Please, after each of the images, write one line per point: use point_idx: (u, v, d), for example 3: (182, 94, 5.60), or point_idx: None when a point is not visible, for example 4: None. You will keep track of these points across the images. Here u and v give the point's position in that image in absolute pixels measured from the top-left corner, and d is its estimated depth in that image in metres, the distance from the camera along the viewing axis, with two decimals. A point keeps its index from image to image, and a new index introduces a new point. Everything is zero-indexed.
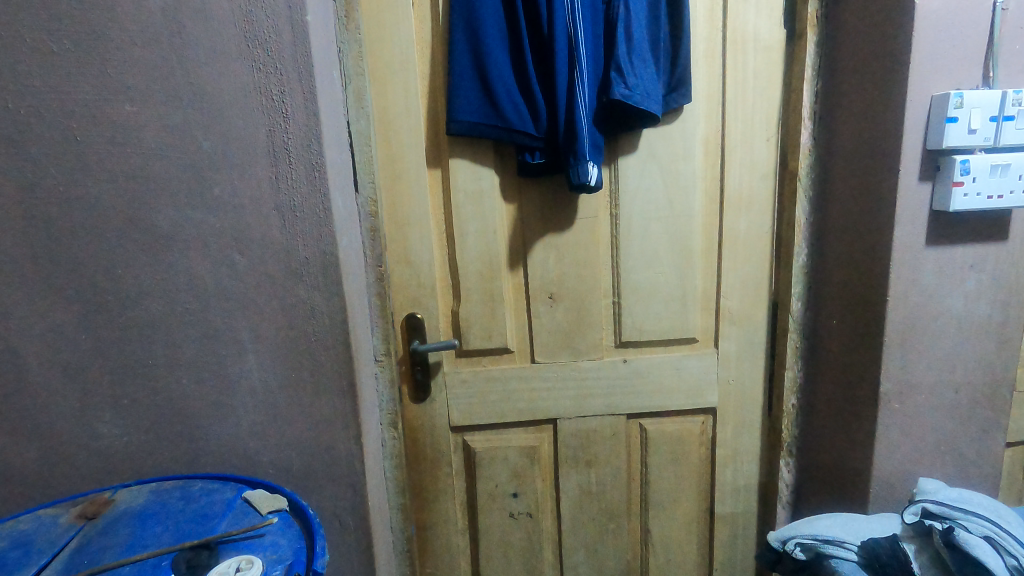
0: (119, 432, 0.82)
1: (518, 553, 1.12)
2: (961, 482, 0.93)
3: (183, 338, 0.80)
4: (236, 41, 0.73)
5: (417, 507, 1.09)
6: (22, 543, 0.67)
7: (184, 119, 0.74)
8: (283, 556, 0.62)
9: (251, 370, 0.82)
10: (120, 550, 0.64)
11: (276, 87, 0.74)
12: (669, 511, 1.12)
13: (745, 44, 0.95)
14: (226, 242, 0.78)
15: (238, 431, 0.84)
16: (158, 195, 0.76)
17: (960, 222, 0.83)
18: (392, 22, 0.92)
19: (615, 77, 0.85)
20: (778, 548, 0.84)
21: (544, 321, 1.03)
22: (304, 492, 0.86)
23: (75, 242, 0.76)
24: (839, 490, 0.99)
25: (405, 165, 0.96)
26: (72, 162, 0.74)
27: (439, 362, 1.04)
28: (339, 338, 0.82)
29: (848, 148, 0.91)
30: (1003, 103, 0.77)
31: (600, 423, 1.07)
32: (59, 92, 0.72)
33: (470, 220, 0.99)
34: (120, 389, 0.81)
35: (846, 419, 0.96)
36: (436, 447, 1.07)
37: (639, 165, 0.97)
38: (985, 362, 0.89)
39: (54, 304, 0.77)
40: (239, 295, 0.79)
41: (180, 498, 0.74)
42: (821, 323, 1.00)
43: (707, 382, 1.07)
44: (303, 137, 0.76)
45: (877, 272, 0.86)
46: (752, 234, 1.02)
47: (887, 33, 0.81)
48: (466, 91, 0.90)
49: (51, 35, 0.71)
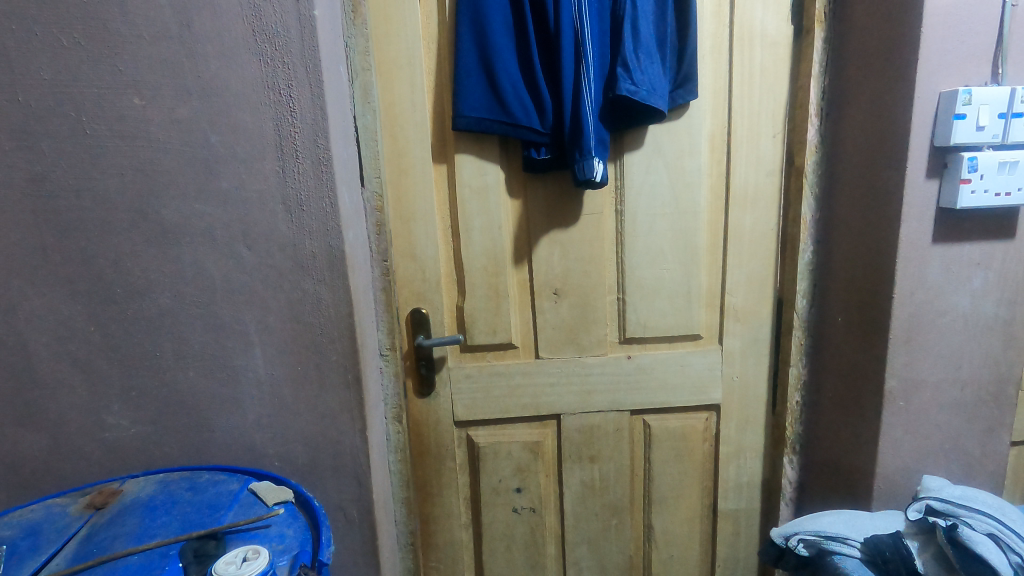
0: (126, 424, 0.83)
1: (521, 547, 1.13)
2: (966, 481, 0.93)
3: (191, 331, 0.81)
4: (244, 35, 0.73)
5: (421, 501, 1.10)
6: (32, 531, 0.68)
7: (192, 113, 0.75)
8: (289, 545, 0.63)
9: (257, 363, 0.83)
10: (129, 539, 0.65)
11: (284, 81, 0.75)
12: (672, 508, 1.13)
13: (752, 40, 0.95)
14: (233, 235, 0.78)
15: (244, 423, 0.84)
16: (167, 188, 0.76)
17: (967, 220, 0.83)
18: (399, 17, 0.93)
19: (621, 73, 0.85)
20: (781, 544, 0.84)
21: (549, 317, 1.03)
22: (310, 484, 0.87)
23: (85, 234, 0.77)
24: (842, 487, 0.99)
25: (412, 160, 0.97)
26: (83, 156, 0.74)
27: (444, 357, 1.05)
28: (344, 331, 0.83)
29: (854, 144, 0.90)
30: (1012, 99, 0.77)
31: (604, 418, 1.08)
32: (69, 85, 0.73)
33: (476, 215, 0.99)
34: (128, 380, 0.82)
35: (850, 416, 0.96)
36: (439, 441, 1.08)
37: (644, 162, 0.98)
38: (991, 361, 0.88)
39: (62, 295, 0.78)
40: (245, 288, 0.80)
41: (187, 489, 0.75)
42: (826, 321, 1.00)
43: (710, 379, 1.07)
44: (310, 131, 0.76)
45: (883, 268, 0.86)
46: (758, 231, 1.02)
47: (895, 29, 0.81)
48: (471, 87, 0.91)
49: (61, 28, 0.71)
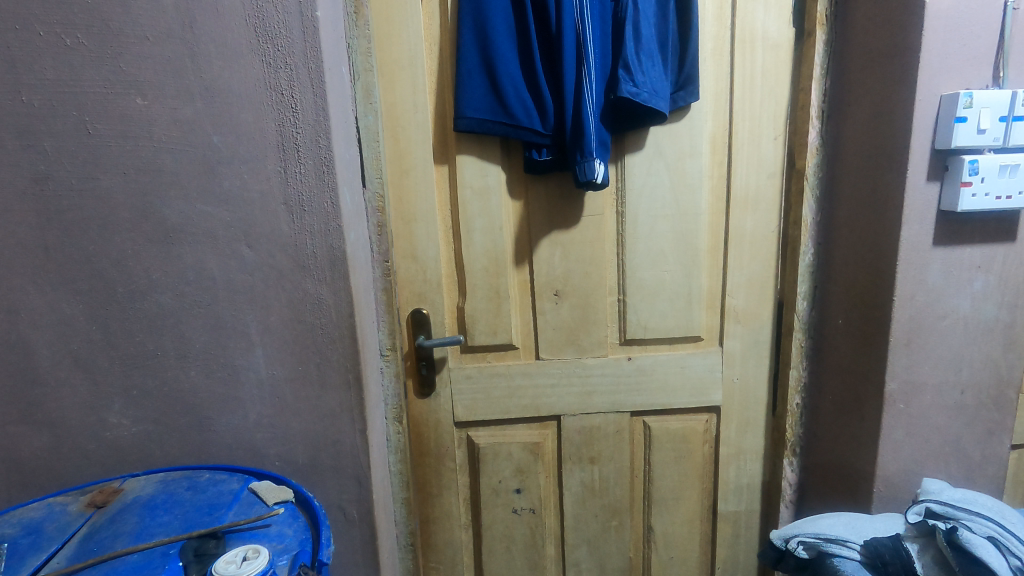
0: (127, 423, 0.83)
1: (520, 548, 1.13)
2: (966, 484, 0.93)
3: (192, 330, 0.81)
4: (246, 35, 0.73)
5: (421, 502, 1.10)
6: (33, 530, 0.68)
7: (194, 113, 0.75)
8: (289, 545, 0.63)
9: (258, 363, 0.83)
10: (129, 538, 0.65)
11: (286, 82, 0.75)
12: (672, 509, 1.13)
13: (753, 42, 0.95)
14: (234, 235, 0.79)
15: (244, 422, 0.85)
16: (169, 188, 0.77)
17: (968, 223, 0.83)
18: (401, 18, 0.93)
19: (622, 74, 0.85)
20: (780, 546, 0.85)
21: (549, 318, 1.03)
22: (310, 484, 0.87)
23: (87, 234, 0.77)
24: (841, 490, 0.99)
25: (413, 161, 0.97)
26: (85, 155, 0.75)
27: (444, 357, 1.05)
28: (345, 331, 0.83)
29: (855, 147, 0.91)
30: (1013, 102, 0.77)
31: (604, 420, 1.08)
32: (72, 86, 0.73)
33: (477, 216, 0.99)
34: (129, 379, 0.82)
35: (850, 418, 0.96)
36: (440, 441, 1.08)
37: (645, 163, 0.98)
38: (992, 364, 0.88)
39: (64, 294, 0.78)
40: (247, 288, 0.80)
41: (187, 488, 0.75)
42: (827, 323, 1.00)
43: (710, 381, 1.07)
44: (312, 132, 0.76)
45: (883, 271, 0.86)
46: (758, 233, 1.02)
47: (897, 32, 0.81)
48: (473, 88, 0.91)
49: (64, 28, 0.72)
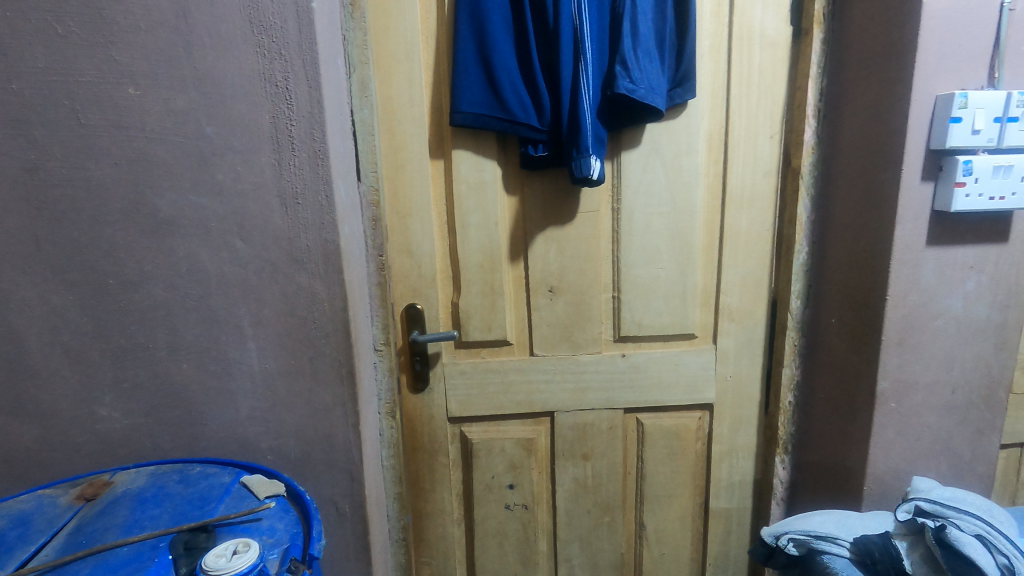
0: (118, 415, 0.83)
1: (513, 543, 1.13)
2: (956, 483, 0.94)
3: (185, 323, 0.81)
4: (241, 25, 0.73)
5: (414, 496, 1.10)
6: (21, 522, 0.68)
7: (188, 103, 0.74)
8: (279, 539, 0.63)
9: (251, 356, 0.83)
10: (119, 530, 0.65)
11: (280, 74, 0.74)
12: (665, 505, 1.13)
13: (751, 40, 0.95)
14: (228, 228, 0.78)
15: (237, 416, 0.84)
16: (161, 179, 0.76)
17: (961, 223, 0.83)
18: (399, 10, 0.92)
19: (620, 71, 0.85)
20: (771, 543, 0.86)
21: (544, 314, 1.03)
22: (302, 478, 0.87)
23: (80, 225, 0.76)
24: (833, 488, 1.00)
25: (409, 154, 0.97)
26: (78, 145, 0.74)
27: (438, 353, 1.05)
28: (339, 325, 0.83)
29: (851, 146, 0.91)
30: (1007, 103, 0.77)
31: (597, 416, 1.08)
32: (65, 75, 0.72)
33: (472, 211, 0.99)
34: (121, 372, 0.82)
35: (842, 416, 0.96)
36: (433, 436, 1.08)
37: (641, 160, 0.97)
38: (983, 363, 0.89)
39: (53, 285, 0.78)
40: (240, 281, 0.80)
41: (178, 481, 0.75)
42: (820, 323, 1.00)
43: (704, 378, 1.08)
44: (306, 123, 0.76)
45: (877, 271, 0.86)
46: (754, 232, 1.02)
47: (892, 32, 0.81)
48: (469, 82, 0.90)
49: (56, 17, 0.71)
